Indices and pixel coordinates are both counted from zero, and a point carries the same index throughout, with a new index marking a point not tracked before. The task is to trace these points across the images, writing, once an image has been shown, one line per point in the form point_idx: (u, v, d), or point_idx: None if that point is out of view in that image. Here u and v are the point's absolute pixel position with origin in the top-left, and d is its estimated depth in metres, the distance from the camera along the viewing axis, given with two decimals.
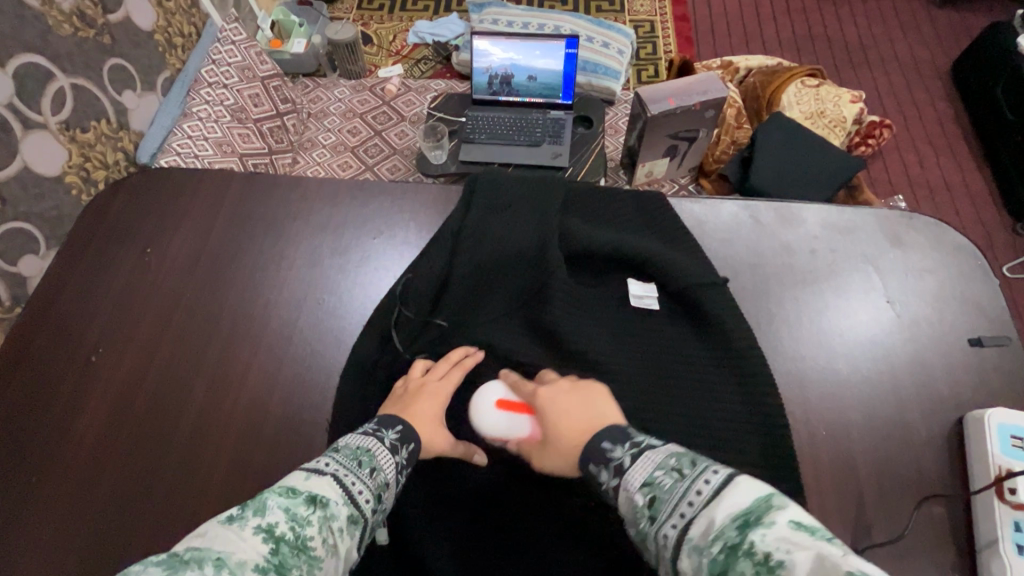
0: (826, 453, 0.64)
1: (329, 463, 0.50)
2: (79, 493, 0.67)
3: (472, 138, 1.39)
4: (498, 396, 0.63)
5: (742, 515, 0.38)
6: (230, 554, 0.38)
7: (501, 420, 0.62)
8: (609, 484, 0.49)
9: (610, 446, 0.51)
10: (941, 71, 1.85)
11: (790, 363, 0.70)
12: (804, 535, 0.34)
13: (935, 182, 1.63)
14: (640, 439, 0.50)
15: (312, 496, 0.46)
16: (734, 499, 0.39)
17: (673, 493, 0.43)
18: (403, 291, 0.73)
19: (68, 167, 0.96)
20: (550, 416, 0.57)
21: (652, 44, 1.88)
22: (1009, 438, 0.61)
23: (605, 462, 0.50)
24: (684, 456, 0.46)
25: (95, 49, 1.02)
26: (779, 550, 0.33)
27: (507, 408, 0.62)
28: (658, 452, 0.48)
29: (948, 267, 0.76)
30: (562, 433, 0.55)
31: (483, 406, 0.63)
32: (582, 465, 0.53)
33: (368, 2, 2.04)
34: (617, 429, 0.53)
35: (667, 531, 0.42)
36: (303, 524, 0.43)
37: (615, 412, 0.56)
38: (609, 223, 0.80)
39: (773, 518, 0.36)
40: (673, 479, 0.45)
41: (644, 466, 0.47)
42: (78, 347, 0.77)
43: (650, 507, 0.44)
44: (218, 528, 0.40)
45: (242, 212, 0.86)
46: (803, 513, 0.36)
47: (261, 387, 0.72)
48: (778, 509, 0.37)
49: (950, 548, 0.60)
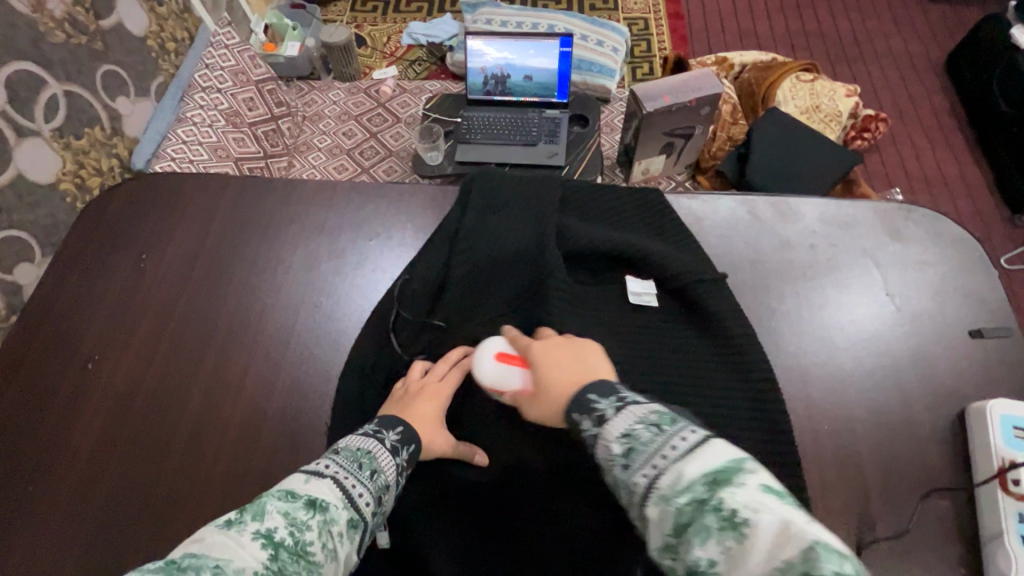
0: (830, 448, 0.64)
1: (329, 465, 0.50)
2: (77, 502, 0.66)
3: (468, 138, 1.39)
4: (499, 349, 0.60)
5: (714, 473, 0.37)
6: (228, 561, 0.37)
7: (496, 371, 0.59)
8: (589, 433, 0.48)
9: (596, 398, 0.49)
10: (935, 63, 1.85)
11: (792, 358, 0.70)
12: (772, 496, 0.35)
13: (932, 175, 1.63)
14: (625, 393, 0.49)
15: (311, 499, 0.45)
16: (708, 456, 0.39)
17: (650, 446, 0.42)
18: (401, 291, 0.73)
19: (62, 174, 0.95)
20: (542, 365, 0.55)
21: (646, 42, 1.87)
22: (1011, 429, 0.60)
23: (588, 412, 0.49)
24: (665, 414, 0.45)
25: (88, 56, 1.02)
26: (747, 508, 0.34)
27: (504, 361, 0.59)
28: (640, 407, 0.46)
29: (948, 260, 0.76)
30: (554, 382, 0.54)
31: (483, 359, 0.60)
32: (566, 414, 0.51)
33: (360, 4, 2.04)
34: (607, 384, 0.51)
35: (638, 481, 0.41)
36: (303, 529, 0.42)
37: (606, 366, 0.55)
38: (607, 221, 0.80)
39: (744, 479, 0.36)
40: (651, 433, 0.43)
41: (625, 416, 0.46)
42: (74, 355, 0.76)
43: (625, 456, 0.43)
44: (217, 533, 0.40)
45: (236, 216, 0.86)
46: (773, 477, 0.37)
47: (260, 392, 0.71)
48: (749, 471, 0.37)
49: (956, 542, 0.59)
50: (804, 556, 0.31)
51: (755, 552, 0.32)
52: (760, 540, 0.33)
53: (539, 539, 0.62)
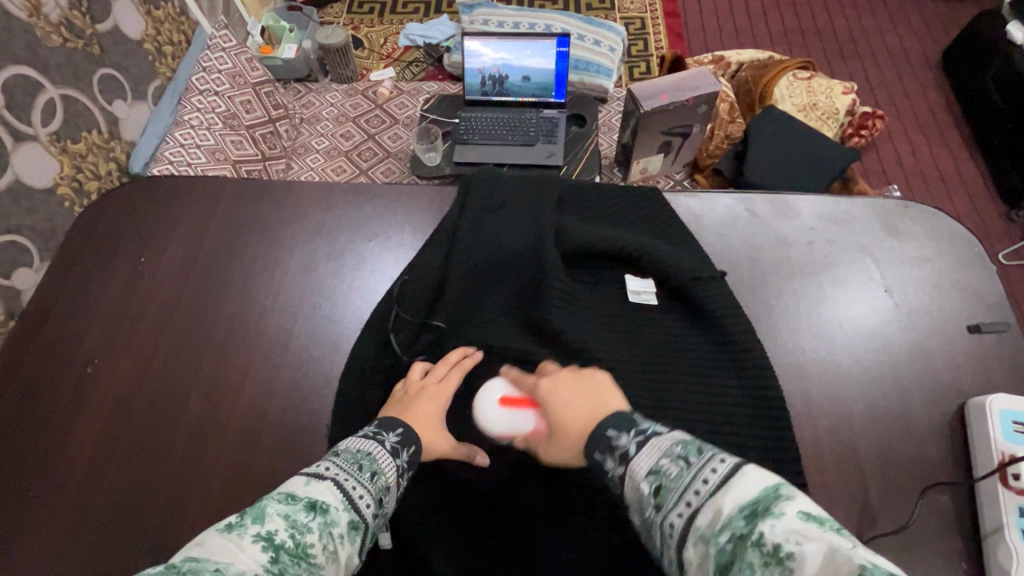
0: (829, 445, 0.64)
1: (329, 467, 0.50)
2: (77, 506, 0.66)
3: (465, 139, 1.39)
4: (500, 394, 0.64)
5: (750, 505, 0.37)
6: (229, 564, 0.37)
7: (505, 418, 0.63)
8: (614, 472, 0.49)
9: (615, 434, 0.50)
10: (931, 60, 1.85)
11: (791, 356, 0.70)
12: (812, 524, 0.34)
13: (929, 171, 1.64)
14: (645, 426, 0.50)
15: (312, 502, 0.45)
16: (741, 487, 0.39)
17: (680, 482, 0.43)
18: (400, 292, 0.73)
19: (60, 178, 0.95)
20: (553, 403, 0.57)
21: (643, 41, 1.88)
22: (1011, 424, 0.61)
23: (611, 450, 0.49)
24: (690, 444, 0.45)
25: (84, 60, 1.01)
26: (788, 541, 0.34)
27: (511, 406, 0.64)
28: (664, 439, 0.47)
29: (947, 256, 0.76)
30: (568, 420, 0.55)
31: (487, 407, 0.64)
32: (587, 452, 0.52)
33: (357, 6, 2.04)
34: (623, 415, 0.52)
35: (673, 520, 0.41)
36: (303, 531, 0.43)
37: (618, 397, 0.56)
38: (605, 221, 0.80)
39: (782, 509, 0.36)
40: (679, 468, 0.44)
41: (650, 453, 0.46)
42: (72, 360, 0.76)
43: (655, 496, 0.44)
44: (218, 537, 0.40)
45: (234, 219, 0.86)
46: (811, 502, 0.36)
47: (259, 394, 0.71)
48: (785, 498, 0.37)
49: (956, 537, 0.59)
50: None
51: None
52: (807, 572, 0.32)
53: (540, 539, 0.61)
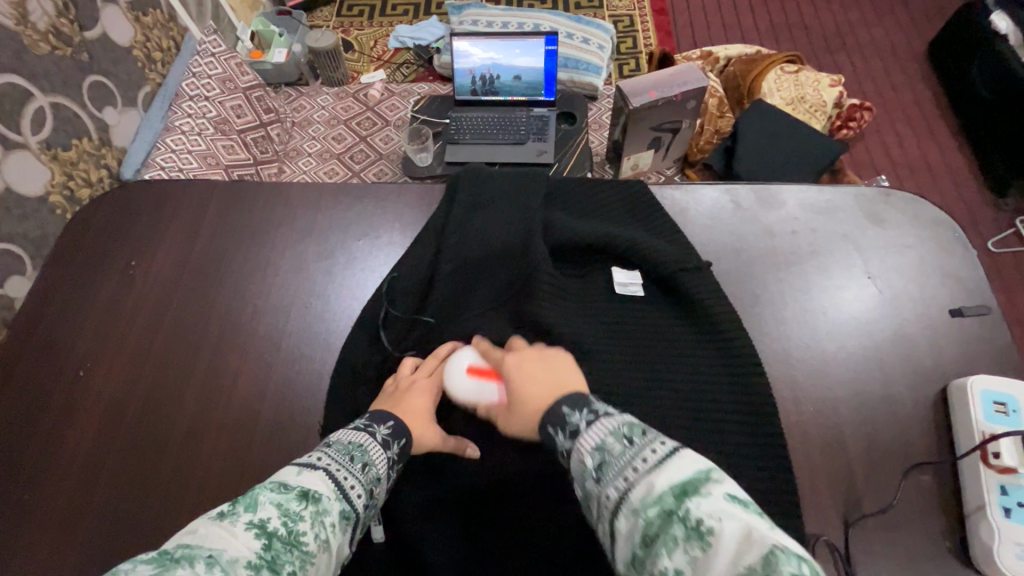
0: (815, 430, 0.65)
1: (321, 457, 0.51)
2: (71, 507, 0.67)
3: (456, 139, 1.40)
4: (469, 363, 0.65)
5: (681, 484, 0.39)
6: (222, 551, 0.38)
7: (470, 386, 0.63)
8: (563, 447, 0.50)
9: (569, 410, 0.51)
10: (917, 51, 1.87)
11: (778, 343, 0.71)
12: (735, 506, 0.37)
13: (917, 161, 1.65)
14: (598, 406, 0.51)
15: (304, 491, 0.46)
16: (675, 467, 0.41)
17: (622, 458, 0.44)
18: (390, 290, 0.74)
19: (51, 186, 0.96)
20: (513, 376, 0.58)
21: (632, 39, 1.88)
22: (992, 404, 0.62)
23: (562, 426, 0.50)
24: (636, 426, 0.47)
25: (73, 67, 1.02)
26: (711, 517, 0.36)
27: (477, 375, 0.64)
28: (614, 419, 0.48)
29: (930, 242, 0.77)
30: (525, 395, 0.56)
31: (454, 370, 0.64)
32: (540, 427, 0.53)
33: (346, 10, 2.05)
34: (579, 395, 0.53)
35: (610, 492, 0.43)
36: (295, 519, 0.43)
37: (577, 379, 0.57)
38: (593, 216, 0.80)
39: (708, 489, 0.38)
40: (622, 446, 0.45)
41: (598, 430, 0.48)
42: (65, 363, 0.77)
43: (597, 469, 0.45)
44: (210, 525, 0.41)
45: (225, 220, 0.87)
46: (736, 486, 0.39)
47: (251, 395, 0.72)
48: (714, 481, 0.39)
49: (939, 517, 0.60)
50: (763, 561, 0.33)
51: (719, 559, 0.34)
52: (723, 547, 0.34)
53: (536, 526, 0.63)
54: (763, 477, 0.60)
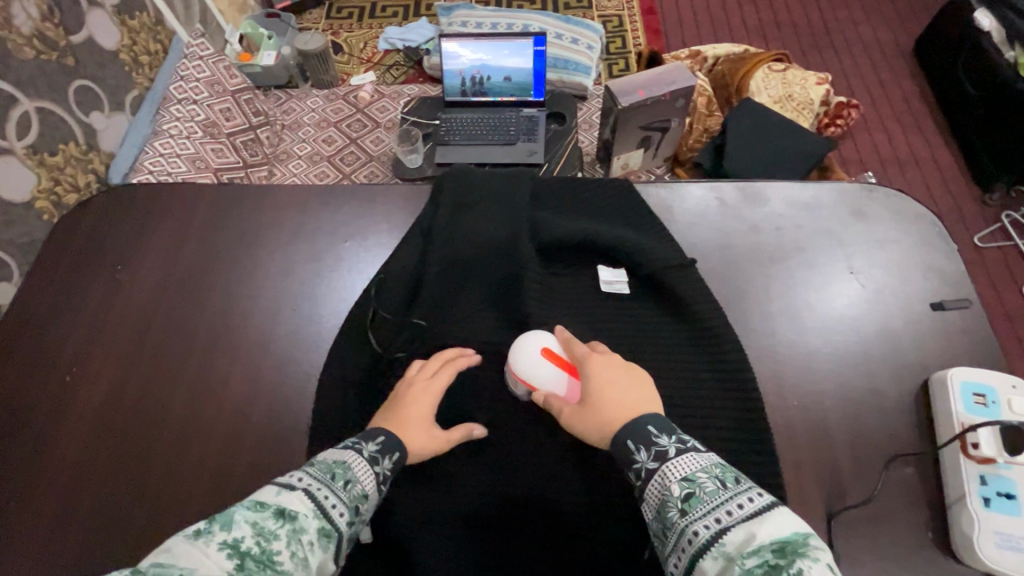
0: (800, 424, 0.66)
1: (302, 477, 0.51)
2: (59, 511, 0.67)
3: (446, 140, 1.40)
4: (545, 344, 0.63)
5: (782, 541, 0.39)
6: (192, 571, 0.39)
7: (544, 365, 0.61)
8: (643, 465, 0.50)
9: (656, 432, 0.51)
10: (903, 49, 1.89)
11: (763, 338, 0.71)
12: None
13: (904, 158, 1.66)
14: (685, 436, 0.51)
15: (281, 509, 0.46)
16: (776, 524, 0.41)
17: (714, 498, 0.44)
18: (378, 291, 0.74)
19: (38, 192, 0.96)
20: (596, 381, 0.56)
21: (621, 38, 1.89)
22: (972, 396, 0.62)
23: (647, 445, 0.50)
24: (728, 470, 0.47)
25: (59, 71, 1.02)
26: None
27: (554, 360, 0.62)
28: (703, 457, 0.48)
29: (912, 237, 0.78)
30: (606, 402, 0.55)
31: (528, 349, 0.62)
32: (615, 439, 0.52)
33: (336, 12, 2.04)
34: (663, 419, 0.53)
35: (698, 529, 0.43)
36: (269, 538, 0.43)
37: (658, 401, 0.56)
38: (580, 214, 0.81)
39: (814, 553, 0.38)
40: (715, 485, 0.45)
41: (689, 462, 0.48)
42: (53, 367, 0.77)
43: (683, 501, 0.45)
44: (185, 543, 0.41)
45: (213, 223, 0.87)
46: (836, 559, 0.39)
47: (241, 396, 0.72)
48: (817, 547, 0.39)
49: (922, 508, 0.61)
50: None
51: None
52: None
53: (532, 520, 0.63)
54: (748, 471, 0.61)
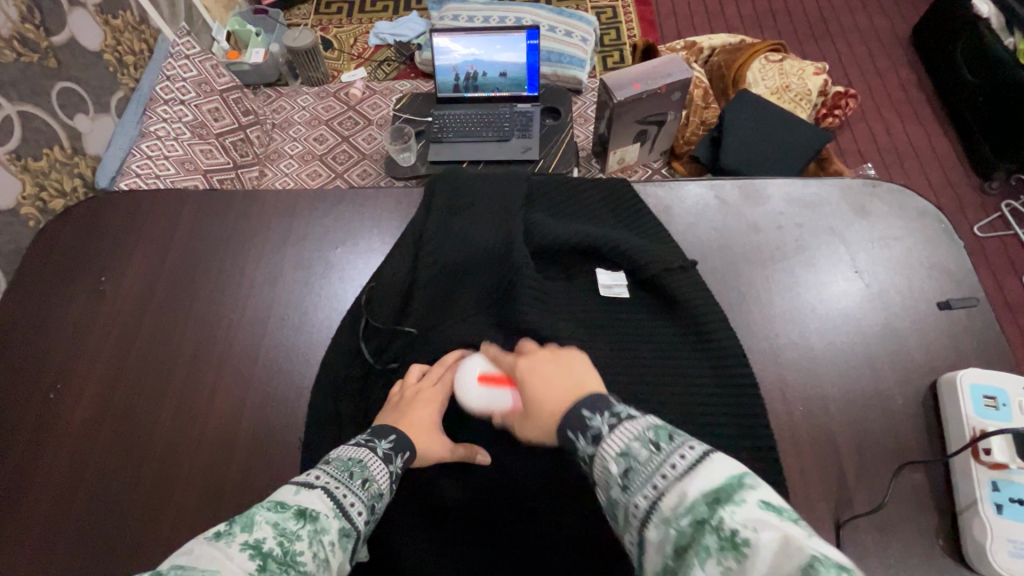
0: (805, 430, 0.64)
1: (320, 475, 0.49)
2: (44, 531, 0.65)
3: (439, 137, 1.36)
4: (480, 371, 0.63)
5: (714, 492, 0.36)
6: (216, 572, 0.36)
7: (483, 393, 0.62)
8: (585, 452, 0.46)
9: (589, 414, 0.47)
10: (901, 37, 1.86)
11: (766, 343, 0.70)
12: (773, 516, 0.34)
13: (903, 147, 1.64)
14: (619, 407, 0.47)
15: (301, 509, 0.44)
16: (708, 474, 0.38)
17: (648, 466, 0.41)
18: (370, 299, 0.72)
19: (23, 199, 0.93)
20: (526, 381, 0.54)
21: (615, 30, 1.86)
22: (982, 398, 0.61)
23: (582, 430, 0.46)
24: (661, 428, 0.43)
25: (41, 74, 0.99)
26: (747, 527, 0.33)
27: (490, 381, 0.62)
28: (637, 422, 0.44)
29: (915, 234, 0.76)
30: (540, 399, 0.52)
31: (466, 380, 0.63)
32: (559, 431, 0.49)
33: (325, 7, 2.01)
34: (599, 396, 0.49)
35: (637, 501, 0.40)
36: (292, 538, 0.42)
37: (596, 376, 0.53)
38: (574, 216, 0.79)
39: (743, 496, 0.36)
40: (648, 451, 0.42)
41: (622, 434, 0.44)
42: (37, 381, 0.75)
43: (622, 477, 0.42)
44: (205, 545, 0.39)
45: (199, 230, 0.84)
46: (772, 492, 0.36)
47: (230, 411, 0.70)
48: (749, 487, 0.36)
49: (932, 514, 0.60)
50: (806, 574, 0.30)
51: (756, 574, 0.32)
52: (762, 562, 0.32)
53: (534, 539, 0.61)
54: None
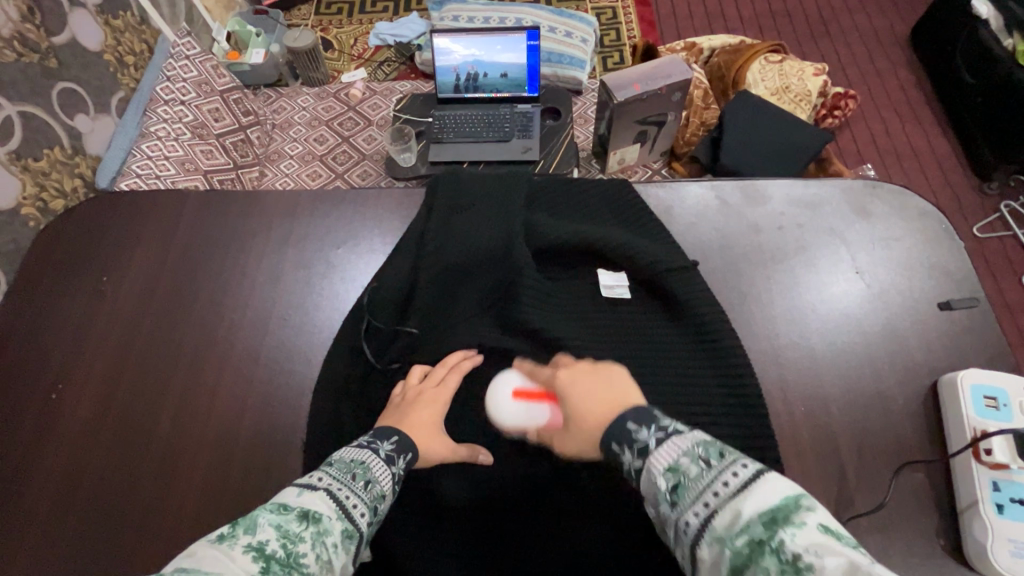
0: (806, 430, 0.64)
1: (322, 477, 0.49)
2: (44, 531, 0.65)
3: (440, 137, 1.37)
4: (514, 386, 0.65)
5: (770, 512, 0.37)
6: (220, 574, 0.36)
7: (517, 409, 0.64)
8: (631, 465, 0.47)
9: (635, 426, 0.48)
10: (900, 38, 1.86)
11: (766, 342, 0.70)
12: (832, 539, 0.34)
13: (903, 148, 1.65)
14: (667, 422, 0.48)
15: (304, 511, 0.45)
16: (762, 494, 0.38)
17: (699, 482, 0.42)
18: (371, 299, 0.72)
19: (23, 199, 0.93)
20: (568, 396, 0.56)
21: (615, 31, 1.86)
22: (982, 399, 0.61)
23: (629, 443, 0.48)
24: (711, 445, 0.44)
25: (42, 74, 0.99)
26: (808, 550, 0.34)
27: (526, 398, 0.64)
28: (685, 438, 0.46)
29: (915, 234, 0.76)
30: (585, 414, 0.54)
31: (500, 396, 0.65)
32: (603, 443, 0.50)
33: (325, 7, 2.01)
34: (643, 408, 0.50)
35: (688, 518, 0.41)
36: (295, 540, 0.42)
37: (636, 390, 0.54)
38: (575, 217, 0.79)
39: (802, 518, 0.36)
40: (699, 468, 0.43)
41: (670, 449, 0.45)
42: (37, 381, 0.75)
43: (671, 493, 0.43)
44: (208, 547, 0.39)
45: (199, 230, 0.84)
46: (831, 515, 0.36)
47: (231, 411, 0.70)
48: (807, 509, 0.37)
49: (932, 514, 0.60)
50: None
51: None
52: None
53: (533, 540, 0.61)
54: None
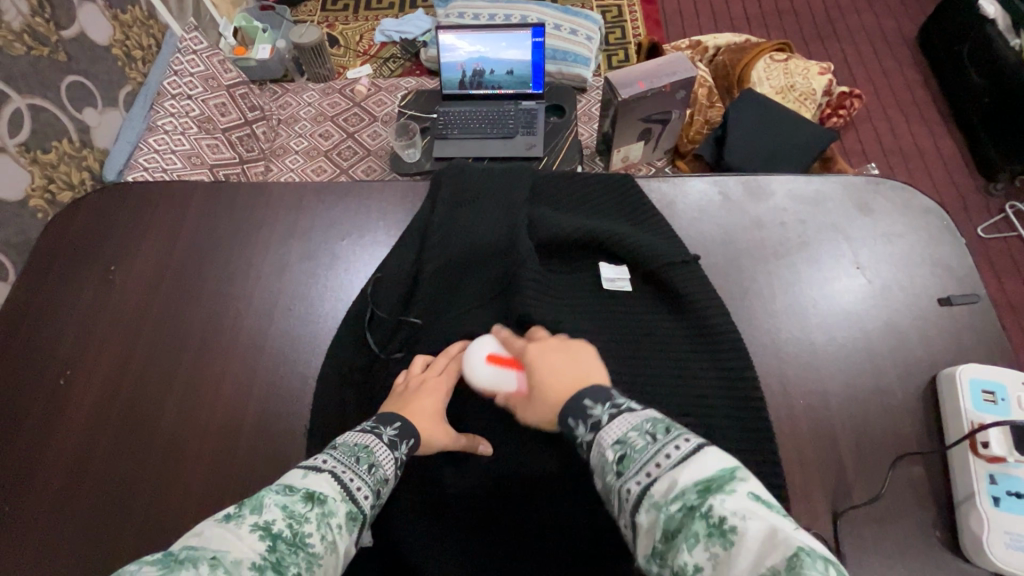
0: (805, 424, 0.65)
1: (327, 460, 0.50)
2: (52, 515, 0.66)
3: (444, 133, 1.37)
4: (490, 351, 0.63)
5: (704, 480, 0.37)
6: (226, 553, 0.37)
7: (490, 373, 0.62)
8: (585, 440, 0.48)
9: (591, 404, 0.49)
10: (906, 38, 1.86)
11: (767, 336, 0.70)
12: (760, 505, 0.35)
13: (908, 148, 1.65)
14: (621, 400, 0.48)
15: (309, 492, 0.45)
16: (700, 464, 0.38)
17: (643, 454, 0.42)
18: (375, 291, 0.73)
19: (32, 190, 0.94)
20: (537, 368, 0.56)
21: (620, 29, 1.87)
22: (981, 393, 0.61)
23: (584, 418, 0.48)
24: (660, 421, 0.44)
25: (51, 67, 1.00)
26: (734, 515, 0.34)
27: (497, 363, 0.62)
28: (636, 415, 0.45)
29: (918, 231, 0.76)
30: (546, 385, 0.54)
31: (474, 358, 0.63)
32: (561, 419, 0.51)
33: (332, 3, 2.02)
34: (602, 387, 0.51)
35: (630, 487, 0.41)
36: (301, 521, 0.42)
37: (603, 372, 0.55)
38: (578, 211, 0.79)
39: (733, 486, 0.36)
40: (645, 441, 0.42)
41: (621, 424, 0.45)
42: (46, 367, 0.76)
43: (617, 464, 0.43)
44: (215, 527, 0.40)
45: (206, 221, 0.85)
46: (762, 486, 0.37)
47: (236, 399, 0.71)
48: (740, 479, 0.37)
49: (929, 507, 0.60)
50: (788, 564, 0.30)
51: (740, 559, 0.32)
52: (746, 547, 0.32)
53: (533, 529, 0.62)
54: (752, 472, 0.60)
